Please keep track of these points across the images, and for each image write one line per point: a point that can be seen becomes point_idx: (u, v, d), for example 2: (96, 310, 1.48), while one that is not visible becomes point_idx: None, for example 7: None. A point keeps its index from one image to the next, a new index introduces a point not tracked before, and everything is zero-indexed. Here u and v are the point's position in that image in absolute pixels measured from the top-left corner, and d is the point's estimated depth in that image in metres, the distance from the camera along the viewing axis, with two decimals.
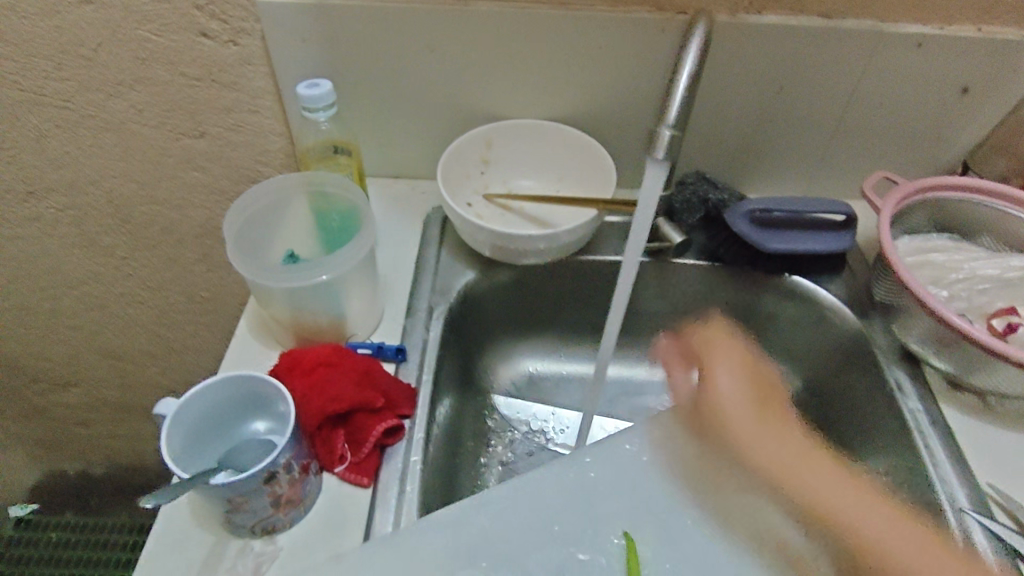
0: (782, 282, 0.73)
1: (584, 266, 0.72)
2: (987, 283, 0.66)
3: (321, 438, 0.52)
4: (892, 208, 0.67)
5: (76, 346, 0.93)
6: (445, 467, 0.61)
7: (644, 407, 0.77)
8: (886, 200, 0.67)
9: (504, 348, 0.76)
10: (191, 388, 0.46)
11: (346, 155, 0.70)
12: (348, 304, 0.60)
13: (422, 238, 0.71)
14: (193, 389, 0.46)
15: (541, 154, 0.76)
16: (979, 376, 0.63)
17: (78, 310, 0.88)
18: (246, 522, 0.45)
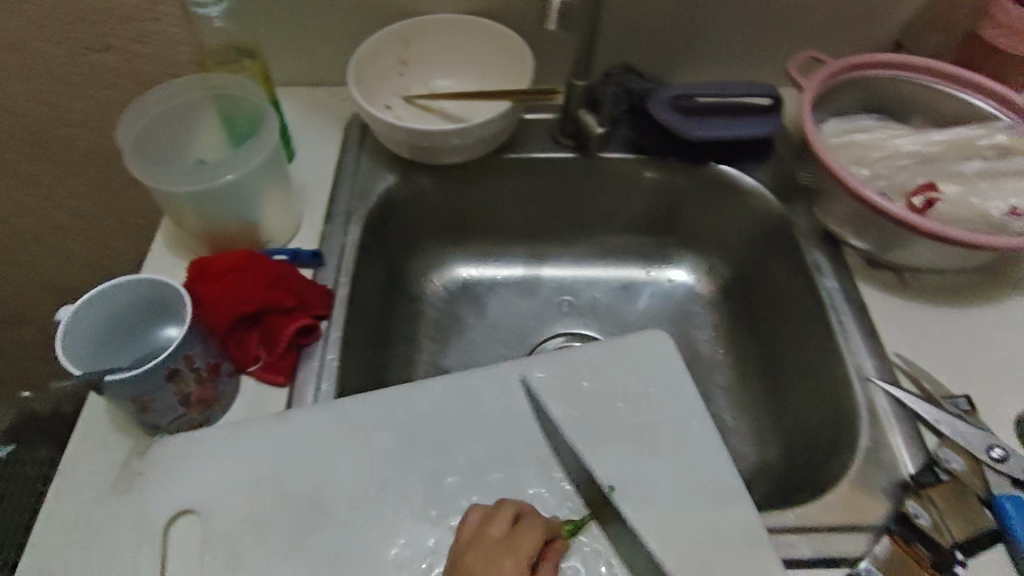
0: (708, 171, 0.72)
1: (509, 163, 0.73)
2: (907, 160, 0.66)
3: (234, 341, 0.55)
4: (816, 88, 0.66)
5: (24, 275, 0.97)
6: (369, 362, 0.65)
7: (580, 308, 0.80)
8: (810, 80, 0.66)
9: (434, 253, 0.79)
10: (92, 289, 0.49)
11: (250, 58, 0.65)
12: (261, 213, 0.62)
13: (342, 145, 0.73)
14: (95, 289, 0.49)
15: (459, 51, 0.74)
16: (896, 253, 0.63)
17: (16, 239, 0.91)
18: (160, 418, 0.50)
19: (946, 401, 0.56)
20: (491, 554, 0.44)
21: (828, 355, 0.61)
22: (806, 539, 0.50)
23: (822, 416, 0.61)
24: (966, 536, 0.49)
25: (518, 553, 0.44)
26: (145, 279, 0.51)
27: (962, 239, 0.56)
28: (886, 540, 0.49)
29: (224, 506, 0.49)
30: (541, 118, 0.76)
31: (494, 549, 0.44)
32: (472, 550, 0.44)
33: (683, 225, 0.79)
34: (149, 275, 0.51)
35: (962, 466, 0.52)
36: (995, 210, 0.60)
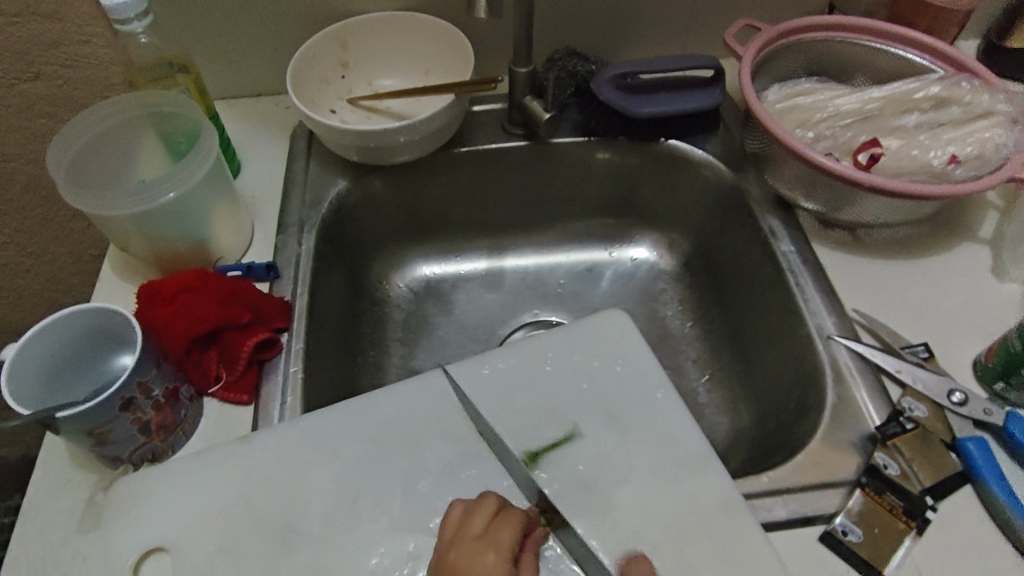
0: (658, 147, 0.73)
1: (460, 157, 0.73)
2: (849, 119, 0.67)
3: (193, 363, 0.54)
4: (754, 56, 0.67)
5: None
6: (337, 370, 0.65)
7: (545, 296, 0.80)
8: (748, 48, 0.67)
9: (395, 254, 0.78)
10: (34, 325, 0.48)
11: (184, 73, 0.65)
12: (210, 230, 0.60)
13: (289, 153, 0.72)
14: (36, 325, 0.48)
15: (399, 48, 0.73)
16: (847, 211, 0.64)
17: None
18: (121, 449, 0.49)
19: (905, 351, 0.57)
20: (476, 550, 0.43)
21: (791, 318, 0.62)
22: (781, 500, 0.50)
23: (788, 379, 0.62)
24: (932, 481, 0.50)
25: (497, 548, 0.43)
26: (90, 309, 0.49)
27: (905, 189, 0.57)
28: (858, 493, 0.50)
29: (194, 533, 0.48)
30: (488, 108, 0.75)
31: (475, 547, 0.43)
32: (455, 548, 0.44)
33: (640, 204, 0.79)
34: (93, 305, 0.49)
35: (925, 413, 0.53)
36: (937, 159, 0.61)
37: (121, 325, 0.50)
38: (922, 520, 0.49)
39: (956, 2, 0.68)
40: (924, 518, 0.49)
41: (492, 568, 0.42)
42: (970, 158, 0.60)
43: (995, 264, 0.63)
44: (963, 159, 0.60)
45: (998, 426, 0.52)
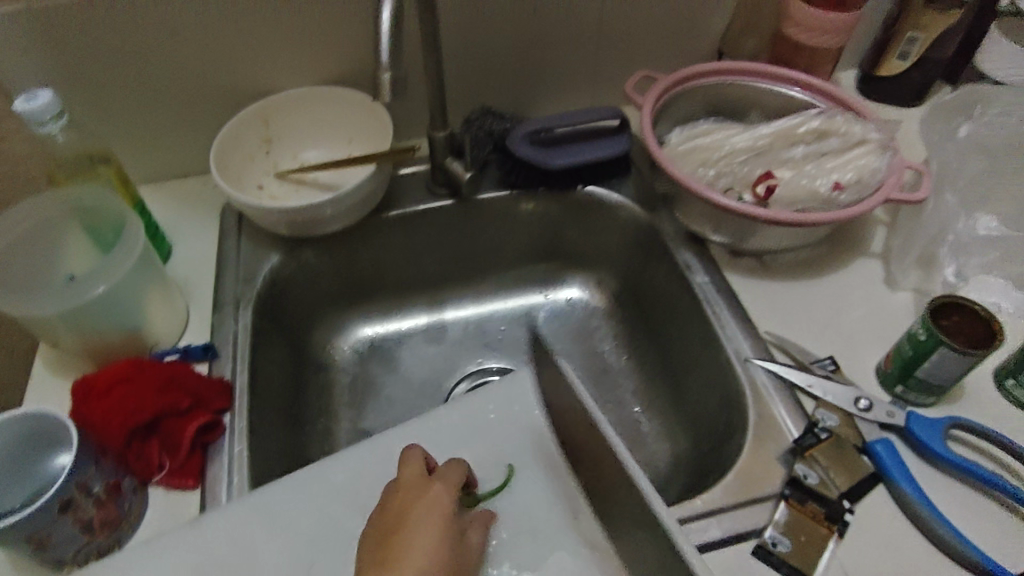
0: (577, 194, 0.77)
1: (390, 220, 0.75)
2: (744, 155, 0.73)
3: (134, 454, 0.54)
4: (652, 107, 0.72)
5: None
6: (284, 441, 0.65)
7: (486, 344, 0.82)
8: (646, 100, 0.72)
9: (335, 318, 0.80)
10: None
11: (106, 164, 0.66)
12: (143, 317, 0.61)
13: (220, 231, 0.73)
14: None
15: (321, 121, 0.76)
16: (751, 240, 0.69)
17: None
18: (60, 552, 0.48)
19: (814, 365, 0.62)
20: (423, 517, 0.44)
21: (711, 343, 0.66)
22: (715, 521, 0.54)
23: (716, 403, 0.65)
24: (849, 485, 0.55)
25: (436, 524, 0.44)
26: (16, 415, 0.50)
27: (797, 219, 0.63)
28: (784, 505, 0.54)
29: None
30: (412, 170, 0.78)
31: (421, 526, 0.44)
32: (417, 506, 0.45)
33: (567, 247, 0.83)
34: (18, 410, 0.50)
35: (837, 422, 0.58)
36: (824, 186, 0.67)
37: (55, 426, 0.51)
38: (843, 523, 0.53)
39: (828, 42, 0.75)
40: (844, 520, 0.53)
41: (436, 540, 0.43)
42: (850, 183, 0.67)
43: (888, 276, 0.69)
44: (846, 184, 0.67)
45: (902, 427, 0.57)
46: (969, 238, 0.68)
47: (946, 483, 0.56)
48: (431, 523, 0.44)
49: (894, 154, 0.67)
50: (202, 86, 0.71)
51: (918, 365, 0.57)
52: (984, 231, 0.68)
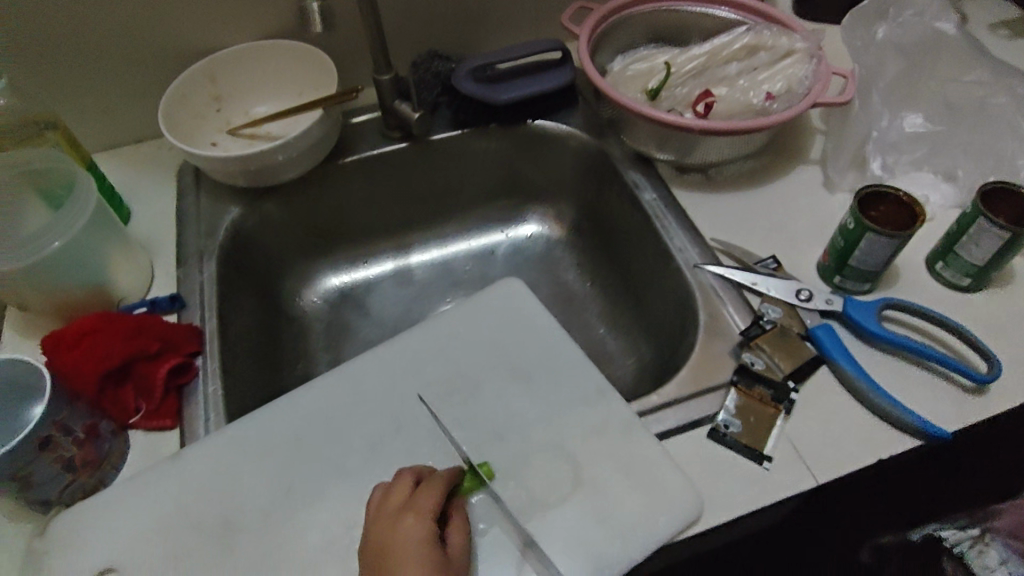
0: (526, 129, 0.79)
1: (346, 166, 0.77)
2: (684, 77, 0.74)
3: (108, 400, 0.55)
4: (433, 504, 0.48)
5: None
6: (261, 382, 0.68)
7: (453, 281, 0.86)
8: (417, 504, 0.48)
9: (304, 269, 0.82)
10: None
11: (52, 129, 0.65)
12: (107, 274, 0.62)
13: (177, 190, 0.74)
14: None
15: (268, 74, 0.77)
16: (694, 155, 0.71)
17: None
18: (44, 493, 0.49)
19: (758, 265, 0.65)
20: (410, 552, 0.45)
21: (661, 255, 0.70)
22: (672, 411, 0.57)
23: (671, 311, 0.69)
24: (793, 368, 0.58)
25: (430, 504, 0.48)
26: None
27: (731, 128, 0.65)
28: (734, 392, 0.57)
29: (137, 556, 0.50)
30: (364, 118, 0.79)
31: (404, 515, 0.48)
32: (398, 543, 0.46)
33: (524, 183, 0.86)
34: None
35: (780, 314, 0.62)
36: (757, 98, 0.70)
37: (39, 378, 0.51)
38: (788, 402, 0.57)
39: None
40: (789, 399, 0.57)
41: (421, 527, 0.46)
42: (781, 93, 0.69)
43: (826, 179, 0.72)
44: (777, 94, 0.69)
45: (840, 313, 0.61)
46: (896, 136, 0.71)
47: (884, 360, 0.60)
48: (411, 554, 0.45)
49: (819, 61, 0.69)
50: (144, 45, 0.71)
51: (850, 255, 0.60)
52: (910, 129, 0.71)
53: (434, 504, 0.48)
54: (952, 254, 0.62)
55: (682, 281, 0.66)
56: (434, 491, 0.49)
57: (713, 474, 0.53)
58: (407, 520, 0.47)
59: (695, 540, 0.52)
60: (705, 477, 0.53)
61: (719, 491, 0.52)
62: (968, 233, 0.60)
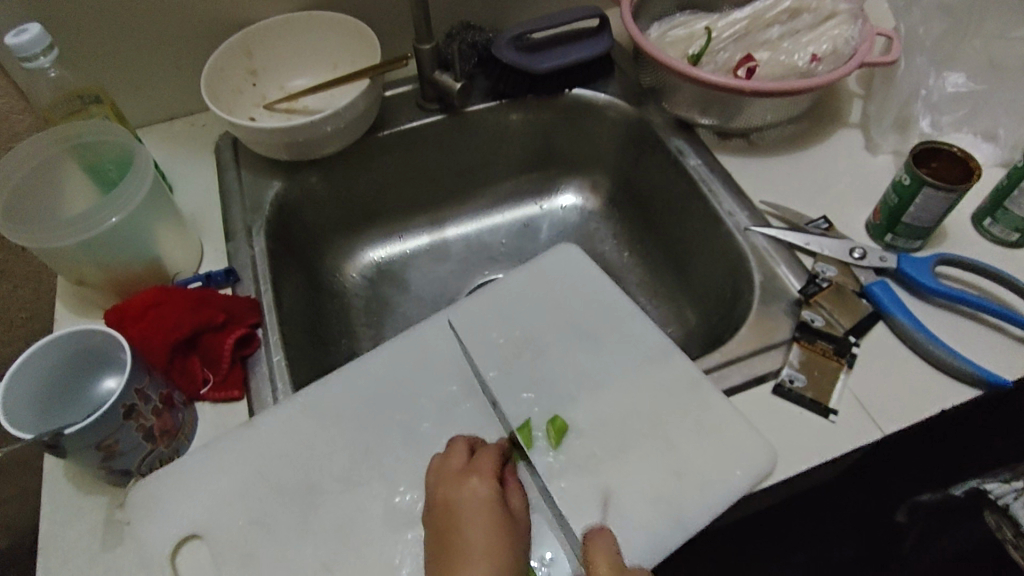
0: (564, 99, 0.79)
1: (386, 139, 0.76)
2: (725, 42, 0.73)
3: (178, 371, 0.55)
4: (492, 467, 0.51)
5: None
6: (314, 356, 0.68)
7: (488, 253, 0.86)
8: (477, 466, 0.51)
9: (343, 244, 0.82)
10: (52, 335, 0.50)
11: (97, 103, 0.66)
12: (159, 248, 0.61)
13: (218, 165, 0.73)
14: (54, 335, 0.50)
15: (305, 48, 0.76)
16: (738, 119, 0.71)
17: None
18: (127, 462, 0.50)
19: (809, 226, 0.66)
20: (471, 514, 0.48)
21: (709, 218, 0.70)
22: (736, 368, 0.58)
23: (721, 274, 0.69)
24: (851, 322, 0.59)
25: (487, 470, 0.51)
26: (27, 355, 0.49)
27: (783, 87, 0.65)
28: (796, 348, 0.58)
29: (223, 523, 0.51)
30: (400, 91, 0.79)
31: (459, 476, 0.50)
32: (465, 502, 0.48)
33: (558, 154, 0.86)
34: (22, 354, 0.49)
35: (836, 272, 0.62)
36: (802, 60, 0.69)
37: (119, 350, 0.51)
38: (850, 356, 0.57)
39: None
40: (851, 354, 0.58)
41: (479, 488, 0.49)
42: (827, 55, 0.69)
43: (868, 142, 0.73)
44: (823, 56, 0.69)
45: (894, 269, 0.62)
46: (938, 96, 0.71)
47: (939, 314, 0.60)
48: (478, 512, 0.48)
49: (864, 23, 0.69)
50: (180, 17, 0.70)
51: (904, 212, 0.61)
52: (952, 89, 0.71)
53: (492, 469, 0.51)
54: (1001, 210, 0.63)
55: (733, 244, 0.67)
56: (491, 457, 0.52)
57: (783, 428, 0.54)
58: (471, 479, 0.49)
59: (764, 494, 0.53)
60: (774, 431, 0.54)
61: (791, 446, 0.53)
62: (1020, 187, 0.60)
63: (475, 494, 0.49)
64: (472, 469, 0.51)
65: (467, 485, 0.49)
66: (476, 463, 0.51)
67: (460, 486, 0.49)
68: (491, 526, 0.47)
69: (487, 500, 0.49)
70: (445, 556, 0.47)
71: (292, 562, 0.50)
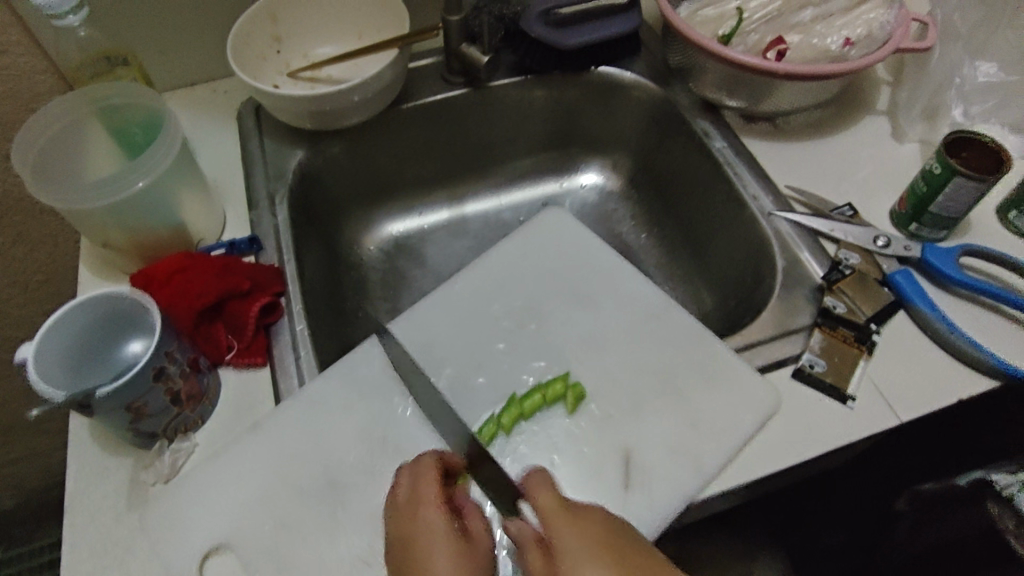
0: (590, 76, 0.78)
1: (409, 111, 0.75)
2: (756, 24, 0.72)
3: (203, 337, 0.56)
4: (436, 489, 0.47)
5: None
6: (335, 327, 0.68)
7: (504, 226, 0.86)
8: (424, 496, 0.46)
9: (362, 217, 0.82)
10: (88, 295, 0.51)
11: (124, 65, 0.67)
12: (185, 212, 0.61)
13: (241, 132, 0.72)
14: (90, 295, 0.51)
15: (330, 15, 0.75)
16: (766, 102, 0.71)
17: None
18: (155, 424, 0.51)
19: (834, 212, 0.66)
20: (430, 553, 0.43)
21: (732, 198, 0.70)
22: (756, 352, 0.59)
23: (742, 259, 0.70)
24: (873, 310, 0.60)
25: (432, 493, 0.46)
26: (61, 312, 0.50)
27: (817, 71, 0.64)
28: (817, 333, 0.58)
29: (250, 485, 0.53)
30: (424, 63, 0.78)
31: (408, 514, 0.46)
32: (421, 542, 0.44)
33: (579, 132, 0.85)
34: (58, 310, 0.50)
35: (859, 259, 0.62)
36: (834, 44, 0.69)
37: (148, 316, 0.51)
38: (871, 343, 0.58)
39: None
40: (871, 341, 0.58)
41: (431, 520, 0.45)
42: (860, 39, 0.68)
43: (894, 129, 0.73)
44: (855, 41, 0.69)
45: (918, 259, 0.62)
46: (969, 85, 0.71)
47: (960, 305, 0.61)
48: (439, 548, 0.43)
49: (899, 7, 0.68)
50: None
51: (931, 202, 0.60)
52: (984, 78, 0.71)
53: (439, 491, 0.47)
54: None
55: (757, 229, 0.67)
56: (432, 478, 0.47)
57: (800, 412, 0.55)
58: (422, 515, 0.45)
59: (779, 476, 0.54)
60: (792, 414, 0.55)
61: (806, 430, 0.54)
62: None
63: (429, 532, 0.44)
64: (417, 505, 0.46)
65: (422, 525, 0.45)
66: (420, 497, 0.46)
67: (413, 527, 0.45)
68: (454, 552, 0.43)
69: (450, 538, 0.44)
70: None
71: (318, 526, 0.52)
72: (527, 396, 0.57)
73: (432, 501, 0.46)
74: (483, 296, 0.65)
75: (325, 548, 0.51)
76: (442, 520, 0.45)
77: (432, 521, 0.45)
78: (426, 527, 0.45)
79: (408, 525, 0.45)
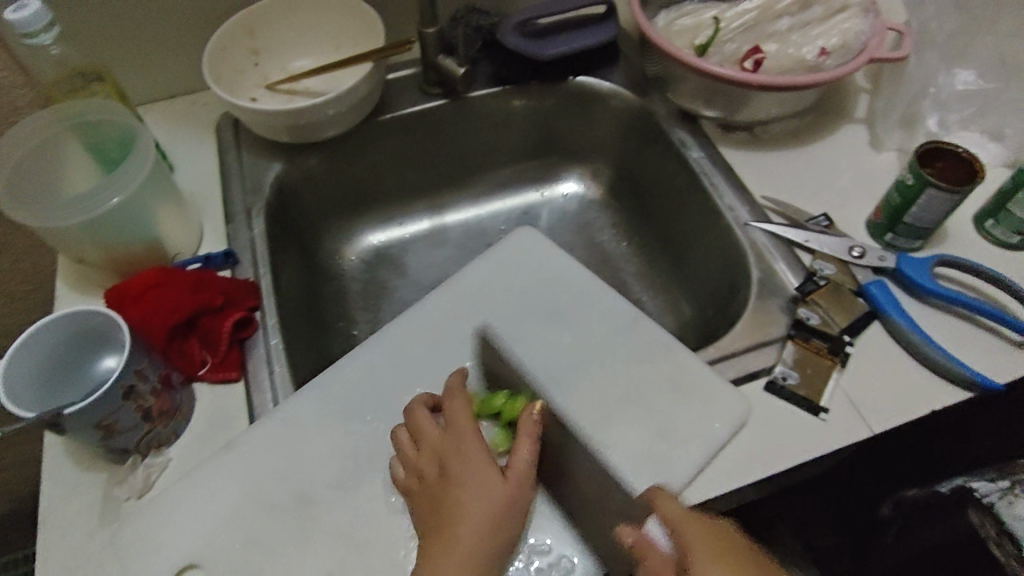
0: (568, 86, 0.79)
1: (388, 123, 0.76)
2: (733, 34, 0.72)
3: (176, 352, 0.56)
4: (468, 417, 0.55)
5: None
6: (313, 340, 0.68)
7: (485, 235, 0.86)
8: (458, 422, 0.54)
9: (343, 228, 0.82)
10: (56, 315, 0.51)
11: (99, 81, 0.66)
12: (160, 227, 0.62)
13: (219, 146, 0.73)
14: (58, 315, 0.51)
15: (308, 27, 0.75)
16: (742, 112, 0.71)
17: None
18: (126, 441, 0.51)
19: (810, 223, 0.66)
20: (466, 467, 0.52)
21: (708, 208, 0.70)
22: (729, 364, 0.59)
23: (719, 269, 0.70)
24: (847, 321, 0.59)
25: (467, 421, 0.55)
26: (25, 335, 0.50)
27: (791, 81, 0.64)
28: (790, 345, 0.58)
29: (221, 500, 0.53)
30: (403, 74, 0.78)
31: (445, 437, 0.54)
32: (460, 459, 0.52)
33: (559, 141, 0.85)
34: (26, 331, 0.50)
35: (834, 270, 0.62)
36: (810, 53, 0.68)
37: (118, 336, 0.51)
38: (844, 354, 0.58)
39: None
40: (845, 353, 0.58)
41: (468, 444, 0.53)
42: (836, 49, 0.68)
43: (872, 138, 0.73)
44: (831, 50, 0.68)
45: (893, 269, 0.62)
46: (947, 94, 0.71)
47: (936, 316, 0.60)
48: (477, 463, 0.52)
49: (875, 16, 0.68)
50: None
51: (904, 212, 0.60)
52: (961, 86, 0.71)
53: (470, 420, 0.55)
54: (1003, 212, 0.63)
55: (733, 239, 0.67)
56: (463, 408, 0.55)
57: (772, 425, 0.55)
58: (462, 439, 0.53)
59: (749, 489, 0.54)
60: (763, 426, 0.55)
61: (777, 442, 0.54)
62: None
63: (467, 451, 0.53)
64: (456, 431, 0.54)
65: (462, 446, 0.53)
66: (458, 424, 0.54)
67: (451, 447, 0.53)
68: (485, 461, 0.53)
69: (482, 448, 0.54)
70: (443, 500, 0.51)
71: (289, 541, 0.52)
72: (494, 396, 0.59)
73: (465, 427, 0.54)
74: (459, 308, 0.65)
75: (296, 563, 0.51)
76: (479, 443, 0.53)
77: (469, 444, 0.53)
78: (465, 449, 0.53)
79: (443, 446, 0.53)
